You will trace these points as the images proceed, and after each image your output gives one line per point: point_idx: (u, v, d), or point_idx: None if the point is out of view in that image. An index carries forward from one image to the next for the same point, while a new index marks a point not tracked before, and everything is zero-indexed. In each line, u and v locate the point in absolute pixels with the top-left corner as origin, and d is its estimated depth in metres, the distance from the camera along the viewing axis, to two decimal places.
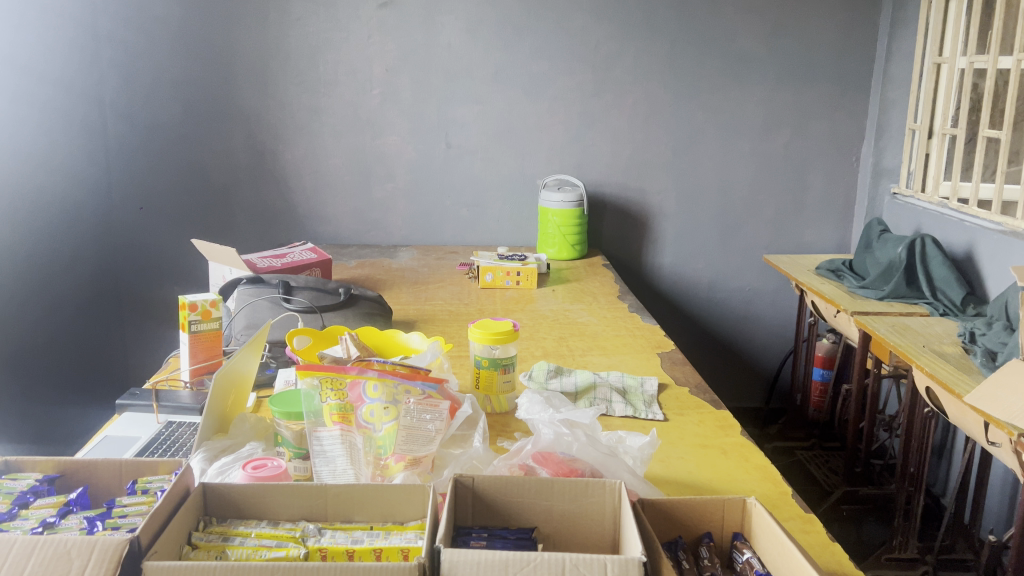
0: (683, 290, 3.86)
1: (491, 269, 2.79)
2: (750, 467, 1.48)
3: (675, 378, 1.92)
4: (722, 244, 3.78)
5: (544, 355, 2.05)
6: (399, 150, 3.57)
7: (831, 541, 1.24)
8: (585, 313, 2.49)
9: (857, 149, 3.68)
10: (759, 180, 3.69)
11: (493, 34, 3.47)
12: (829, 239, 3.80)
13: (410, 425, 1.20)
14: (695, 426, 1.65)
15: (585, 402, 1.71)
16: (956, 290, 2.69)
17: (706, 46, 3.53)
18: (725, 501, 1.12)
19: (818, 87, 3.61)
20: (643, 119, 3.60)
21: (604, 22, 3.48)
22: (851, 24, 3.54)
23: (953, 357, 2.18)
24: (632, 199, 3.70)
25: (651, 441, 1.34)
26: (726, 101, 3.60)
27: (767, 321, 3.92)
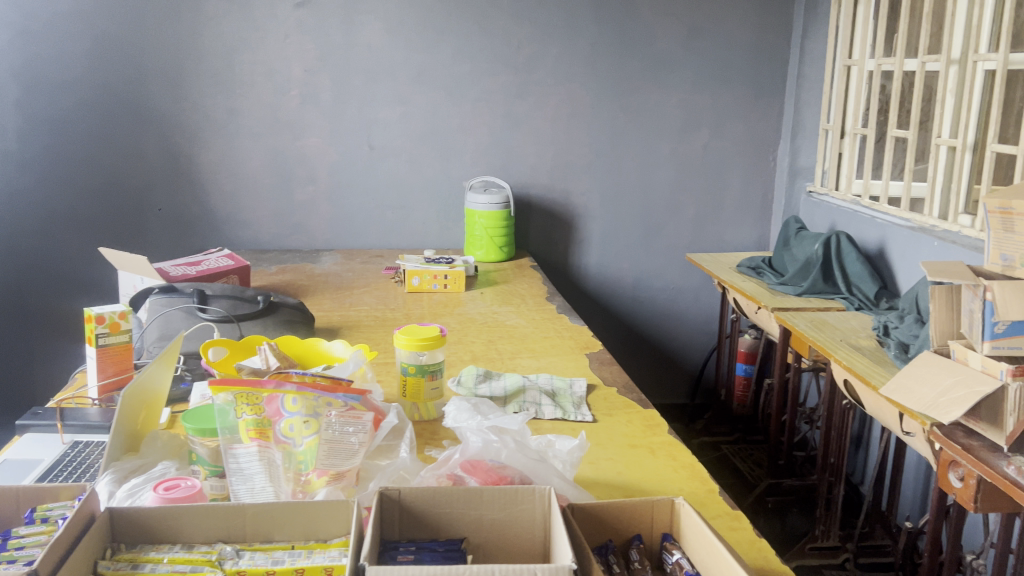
0: (609, 290, 3.89)
1: (417, 272, 2.74)
2: (679, 466, 1.48)
3: (603, 378, 1.92)
4: (646, 243, 3.83)
5: (473, 359, 2.02)
6: (319, 152, 3.49)
7: (758, 536, 1.26)
8: (513, 315, 2.47)
9: (773, 149, 3.77)
10: (681, 180, 3.75)
11: (414, 35, 3.42)
12: (749, 237, 3.88)
13: (332, 438, 1.14)
14: (622, 427, 1.65)
15: (514, 406, 1.68)
16: (869, 285, 2.78)
17: (626, 48, 3.57)
18: (653, 502, 1.12)
19: (735, 89, 3.68)
20: (566, 121, 3.61)
21: (525, 23, 3.48)
22: (764, 27, 3.63)
23: (869, 350, 2.25)
24: (557, 200, 3.71)
25: (580, 444, 1.32)
26: (647, 103, 3.64)
27: (691, 319, 3.98)
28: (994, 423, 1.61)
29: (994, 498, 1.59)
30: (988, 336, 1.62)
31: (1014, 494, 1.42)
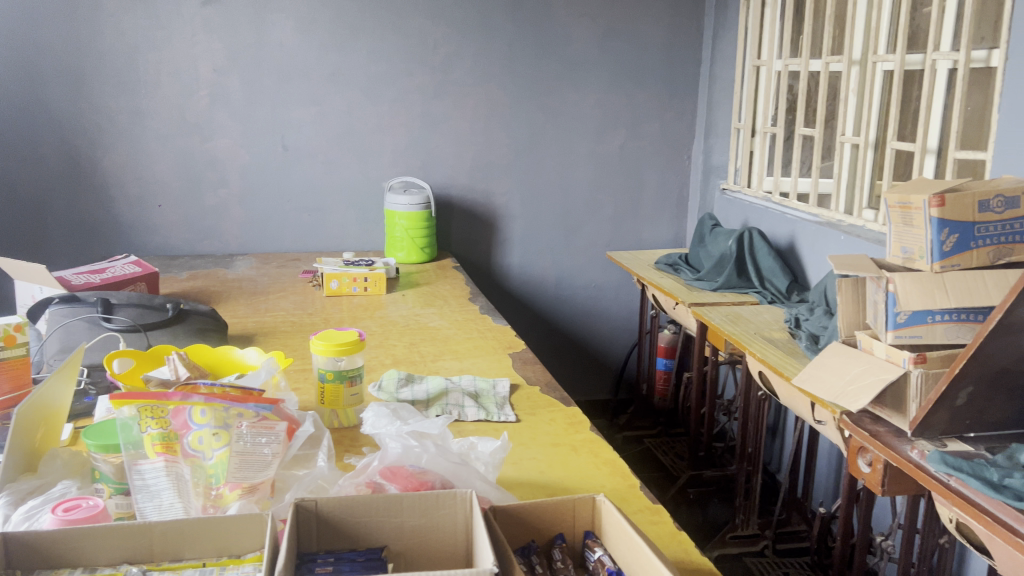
0: (531, 289, 3.90)
1: (336, 276, 2.69)
2: (601, 462, 1.49)
3: (525, 378, 1.92)
4: (567, 242, 3.86)
5: (395, 363, 2.00)
6: (231, 154, 3.39)
7: (678, 529, 1.27)
8: (436, 317, 2.45)
9: (688, 148, 3.85)
10: (599, 179, 3.80)
11: (327, 34, 3.36)
12: (666, 235, 3.96)
13: (243, 451, 1.10)
14: (545, 426, 1.64)
15: (436, 410, 1.66)
16: (780, 279, 2.87)
17: (543, 48, 3.58)
18: (576, 500, 1.12)
19: (650, 89, 3.75)
20: (485, 121, 3.61)
21: (441, 23, 3.46)
22: (677, 28, 3.70)
23: (782, 342, 2.32)
24: (478, 200, 3.70)
25: (502, 445, 1.30)
26: (565, 103, 3.67)
27: (612, 316, 4.03)
28: (899, 409, 1.66)
29: (900, 481, 1.65)
30: (891, 326, 1.70)
31: (919, 477, 1.47)
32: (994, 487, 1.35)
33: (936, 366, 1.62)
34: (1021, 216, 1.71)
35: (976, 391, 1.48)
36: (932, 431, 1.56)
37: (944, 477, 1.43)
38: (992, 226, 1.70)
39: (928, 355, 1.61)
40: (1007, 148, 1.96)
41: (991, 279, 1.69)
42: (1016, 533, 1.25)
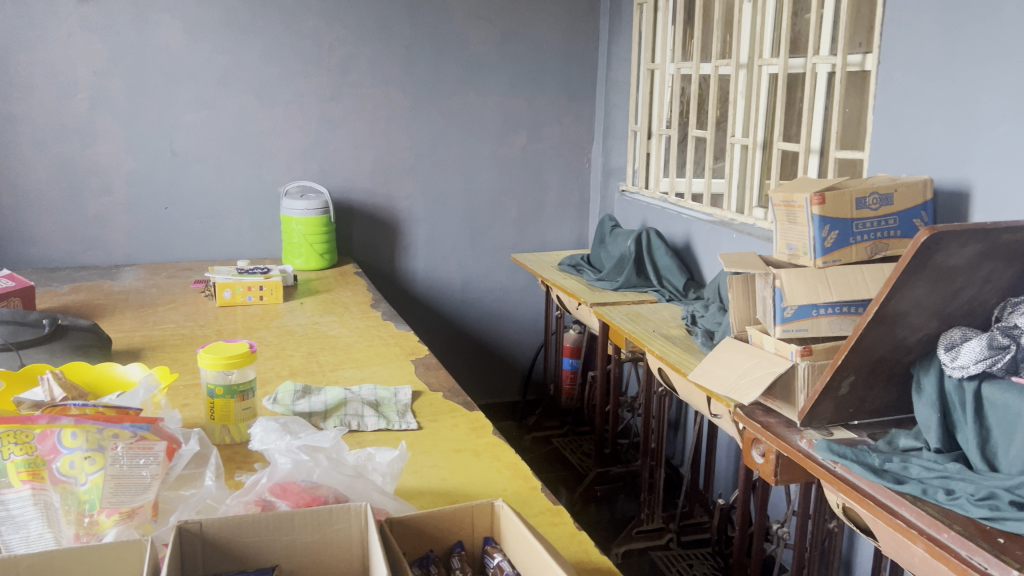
0: (436, 293, 3.87)
1: (229, 285, 2.59)
2: (503, 466, 1.48)
3: (428, 384, 1.90)
4: (471, 246, 3.85)
5: (291, 374, 1.94)
6: (115, 160, 3.23)
7: (579, 529, 1.28)
8: (336, 325, 2.40)
9: (588, 150, 3.90)
10: (501, 182, 3.80)
11: (217, 35, 3.24)
12: (569, 236, 4.00)
13: (119, 474, 1.05)
14: (448, 432, 1.63)
15: (334, 421, 1.61)
16: (678, 277, 2.94)
17: (441, 50, 3.57)
18: (474, 507, 1.10)
19: (549, 92, 3.78)
20: (384, 124, 3.56)
21: (335, 24, 3.39)
22: (573, 32, 3.74)
23: (679, 339, 2.37)
24: (379, 205, 3.65)
25: (401, 454, 1.26)
26: (464, 106, 3.66)
27: (518, 318, 4.04)
28: (788, 400, 1.71)
29: (792, 470, 1.70)
30: (779, 320, 1.76)
31: (807, 466, 1.52)
32: (875, 472, 1.41)
33: (822, 357, 1.70)
34: (895, 212, 1.83)
35: (857, 381, 1.55)
36: (819, 419, 1.62)
37: (831, 464, 1.48)
38: (868, 223, 1.81)
39: (814, 348, 1.70)
40: (881, 147, 2.06)
41: (868, 272, 1.78)
42: (896, 514, 1.31)
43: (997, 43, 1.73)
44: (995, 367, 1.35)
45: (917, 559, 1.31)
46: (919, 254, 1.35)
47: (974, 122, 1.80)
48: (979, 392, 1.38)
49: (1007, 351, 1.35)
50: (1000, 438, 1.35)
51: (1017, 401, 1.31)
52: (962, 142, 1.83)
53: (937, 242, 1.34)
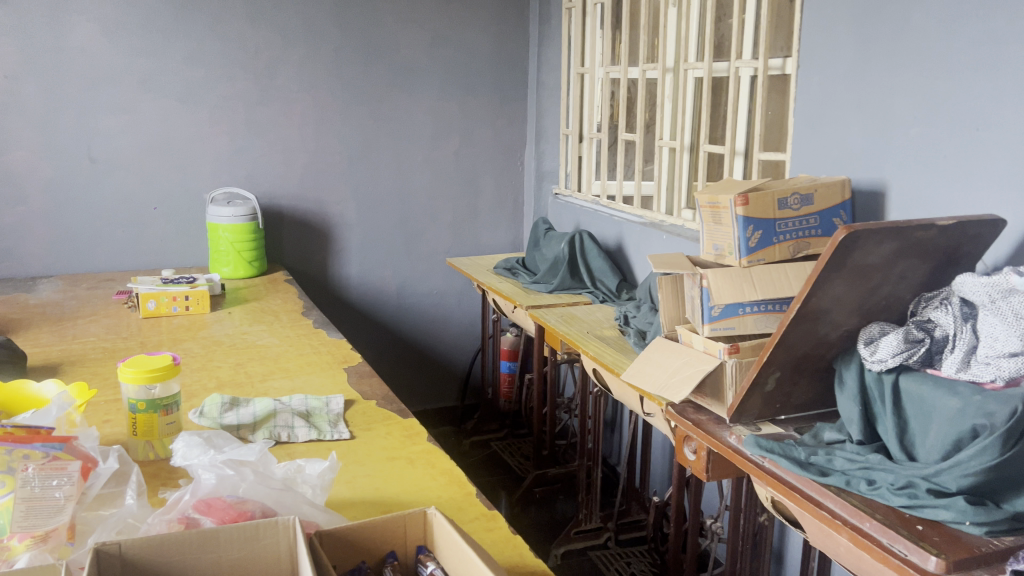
0: (371, 299, 3.83)
1: (153, 296, 2.51)
2: (437, 472, 1.47)
3: (361, 392, 1.87)
4: (406, 250, 3.82)
5: (218, 386, 1.88)
6: (29, 167, 3.10)
7: (514, 533, 1.28)
8: (265, 335, 2.35)
9: (520, 154, 3.91)
10: (434, 186, 3.79)
11: (136, 37, 3.15)
12: (504, 239, 4.00)
13: (30, 496, 1.00)
14: (382, 440, 1.61)
15: (264, 434, 1.57)
16: (611, 278, 2.98)
17: (370, 54, 3.53)
18: (406, 516, 1.08)
19: (480, 96, 3.78)
20: (314, 129, 3.51)
21: (261, 27, 3.33)
22: (503, 36, 3.75)
23: (613, 340, 2.40)
24: (310, 210, 3.59)
25: (331, 465, 1.23)
26: (395, 110, 3.63)
27: (455, 323, 4.02)
28: (718, 397, 1.74)
29: (723, 465, 1.73)
30: (707, 319, 1.79)
31: (737, 461, 1.55)
32: (802, 465, 1.44)
33: (748, 354, 1.74)
34: (816, 212, 1.89)
35: (782, 376, 1.59)
36: (747, 415, 1.65)
37: (759, 459, 1.51)
38: (790, 222, 1.87)
39: (741, 345, 1.73)
40: (803, 149, 2.12)
41: (791, 271, 1.83)
42: (820, 506, 1.35)
43: (908, 48, 1.80)
44: (912, 360, 1.41)
45: (843, 549, 1.35)
46: (838, 252, 1.39)
47: (888, 124, 1.86)
48: (897, 384, 1.43)
49: (923, 344, 1.41)
50: (918, 427, 1.39)
51: (931, 392, 1.35)
52: (878, 143, 1.89)
53: (854, 241, 1.38)
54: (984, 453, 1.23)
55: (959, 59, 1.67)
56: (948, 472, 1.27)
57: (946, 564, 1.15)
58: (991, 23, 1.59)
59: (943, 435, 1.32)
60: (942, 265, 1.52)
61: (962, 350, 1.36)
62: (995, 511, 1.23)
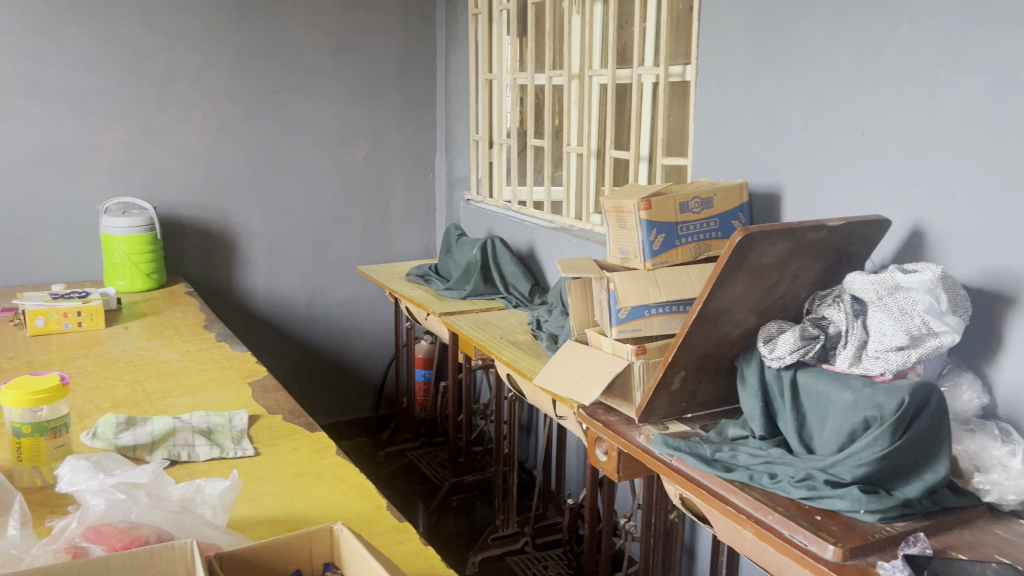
0: (279, 310, 3.73)
1: (41, 312, 2.38)
2: (346, 486, 1.44)
3: (266, 406, 1.82)
4: (314, 259, 3.74)
5: (113, 405, 1.80)
6: None
7: (425, 544, 1.27)
8: (164, 350, 2.25)
9: (430, 160, 3.89)
10: (343, 193, 3.72)
11: (19, 40, 2.99)
12: (416, 246, 3.96)
13: None
14: (288, 455, 1.56)
15: (162, 454, 1.51)
16: (523, 283, 3.00)
17: (272, 59, 3.45)
18: (312, 534, 1.05)
19: (388, 102, 3.74)
20: (214, 136, 3.40)
21: (155, 31, 3.21)
22: (409, 42, 3.72)
23: (526, 344, 2.41)
24: (212, 220, 3.48)
25: (233, 484, 1.19)
26: (300, 115, 3.56)
27: (367, 332, 3.96)
28: (627, 397, 1.76)
29: (634, 465, 1.75)
30: (615, 322, 1.82)
31: (645, 461, 1.57)
32: (707, 462, 1.47)
33: (655, 355, 1.77)
34: (716, 215, 1.94)
35: (687, 375, 1.62)
36: (655, 415, 1.68)
37: (667, 457, 1.54)
38: (691, 225, 1.92)
39: (648, 346, 1.77)
40: (704, 154, 2.18)
41: (694, 273, 1.89)
42: (726, 502, 1.38)
43: (797, 57, 1.87)
44: (808, 356, 1.46)
45: (748, 543, 1.38)
46: (736, 253, 1.42)
47: (781, 129, 1.93)
48: (795, 379, 1.47)
49: (817, 341, 1.47)
50: (814, 421, 1.44)
51: (826, 386, 1.40)
52: (772, 147, 1.96)
53: (751, 243, 1.42)
54: (875, 444, 1.28)
55: (844, 66, 1.75)
56: (843, 463, 1.32)
57: (842, 552, 1.20)
58: (872, 33, 1.67)
59: (838, 427, 1.37)
60: (833, 265, 1.59)
61: (853, 345, 1.41)
62: (886, 498, 1.29)
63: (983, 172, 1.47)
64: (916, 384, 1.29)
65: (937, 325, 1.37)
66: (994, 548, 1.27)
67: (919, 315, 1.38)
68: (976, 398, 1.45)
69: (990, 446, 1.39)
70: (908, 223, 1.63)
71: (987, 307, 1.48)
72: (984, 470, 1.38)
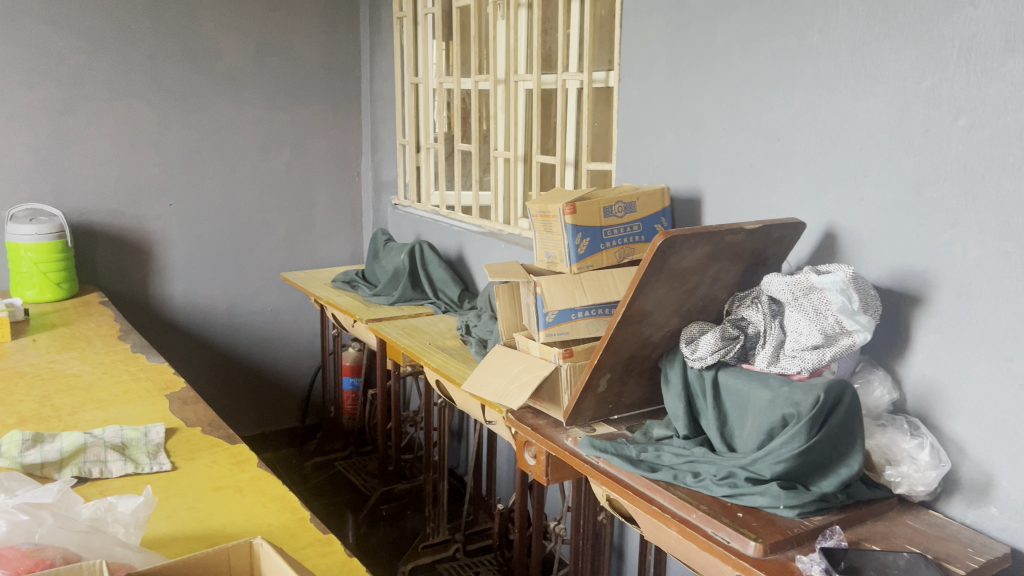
0: (200, 319, 3.62)
1: None
2: (268, 499, 1.41)
3: (184, 419, 1.76)
4: (237, 267, 3.65)
5: (19, 422, 1.71)
6: None
7: (350, 556, 1.24)
8: (75, 363, 2.16)
9: (356, 164, 3.84)
10: (266, 199, 3.65)
11: None
12: (342, 252, 3.91)
13: None
14: (207, 469, 1.51)
15: (71, 472, 1.45)
16: (451, 288, 2.98)
17: (190, 61, 3.35)
18: (230, 548, 1.01)
19: (312, 106, 3.68)
20: (129, 139, 3.29)
21: (64, 31, 3.08)
22: (333, 45, 3.67)
23: (454, 349, 2.40)
24: (127, 227, 3.36)
25: (147, 501, 1.15)
26: (220, 119, 3.47)
27: (293, 340, 3.88)
28: (554, 401, 1.77)
29: (562, 468, 1.75)
30: (542, 325, 1.83)
31: (573, 463, 1.58)
32: (633, 463, 1.49)
33: (581, 357, 1.80)
34: (639, 219, 1.98)
35: (613, 377, 1.64)
36: (582, 417, 1.69)
37: (594, 460, 1.55)
38: (615, 229, 1.95)
39: (574, 349, 1.79)
40: (627, 158, 2.21)
41: (618, 276, 1.91)
42: (651, 501, 1.40)
43: (715, 65, 1.91)
44: (728, 356, 1.50)
45: (673, 541, 1.40)
46: (657, 257, 1.45)
47: (700, 135, 1.97)
48: (716, 379, 1.51)
49: (737, 341, 1.50)
50: (735, 419, 1.47)
51: (745, 385, 1.44)
52: (692, 153, 2.00)
53: (671, 246, 1.45)
54: (793, 441, 1.31)
55: (759, 74, 1.79)
56: (763, 460, 1.35)
57: (762, 547, 1.23)
58: (785, 42, 1.73)
59: (758, 426, 1.40)
60: (751, 266, 1.63)
61: (771, 345, 1.45)
62: (805, 493, 1.33)
63: (890, 177, 1.53)
64: (830, 381, 1.33)
65: (849, 324, 1.42)
66: (905, 538, 1.33)
67: (833, 315, 1.42)
68: (886, 393, 1.51)
69: (900, 439, 1.44)
70: (821, 226, 1.68)
71: (895, 306, 1.54)
72: (895, 463, 1.43)
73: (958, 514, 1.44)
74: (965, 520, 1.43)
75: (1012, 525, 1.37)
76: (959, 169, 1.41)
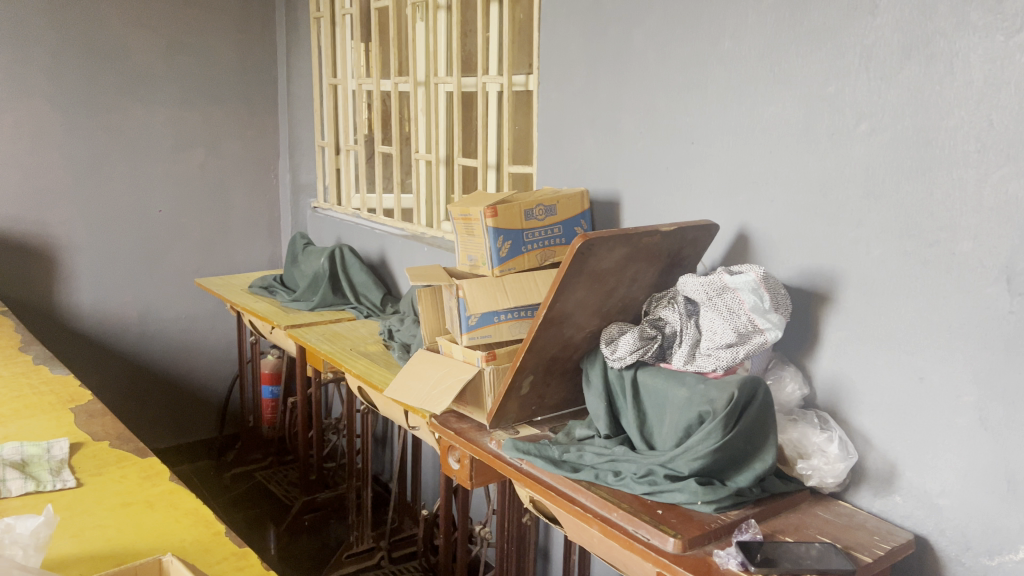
0: (109, 328, 3.48)
1: None
2: (181, 514, 1.35)
3: (91, 433, 1.68)
4: (149, 273, 3.52)
5: None
6: None
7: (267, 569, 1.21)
8: None
9: (273, 166, 3.75)
10: (179, 202, 3.53)
11: None
12: (260, 256, 3.81)
13: None
14: (115, 485, 1.45)
15: None
16: (374, 292, 2.95)
17: (96, 60, 3.23)
18: (136, 567, 0.96)
19: (226, 106, 3.58)
20: (30, 141, 3.15)
21: None
22: (247, 44, 3.58)
23: (377, 354, 2.37)
24: (29, 232, 3.22)
25: (48, 521, 1.09)
26: (128, 119, 3.34)
27: (209, 348, 3.76)
28: (478, 404, 1.77)
29: (487, 471, 1.75)
30: (465, 329, 1.82)
31: (497, 466, 1.57)
32: (556, 463, 1.50)
33: (504, 361, 1.79)
34: (559, 221, 1.99)
35: (536, 379, 1.65)
36: (506, 420, 1.69)
37: (518, 461, 1.55)
38: (536, 232, 1.96)
39: (497, 352, 1.78)
40: (548, 161, 2.23)
41: (539, 278, 1.92)
42: (573, 501, 1.40)
43: (631, 69, 1.94)
44: (647, 356, 1.52)
45: (595, 540, 1.41)
46: (577, 259, 1.46)
47: (617, 138, 2.00)
48: (636, 379, 1.53)
49: (655, 341, 1.53)
50: (654, 418, 1.49)
51: (664, 384, 1.46)
52: (611, 156, 2.03)
53: (590, 249, 1.46)
54: (709, 437, 1.34)
55: (673, 78, 1.83)
56: (680, 457, 1.37)
57: (681, 543, 1.25)
58: (697, 46, 1.77)
59: (676, 423, 1.42)
60: (668, 267, 1.66)
61: (687, 344, 1.49)
62: (721, 489, 1.35)
63: (798, 179, 1.58)
64: (744, 378, 1.35)
65: (761, 322, 1.45)
66: (817, 529, 1.37)
67: (746, 314, 1.46)
68: (798, 389, 1.56)
69: (810, 434, 1.49)
70: (734, 227, 1.73)
71: (806, 304, 1.60)
72: (806, 456, 1.48)
73: (866, 502, 1.50)
74: (873, 509, 1.49)
75: (915, 512, 1.43)
76: (862, 171, 1.47)
